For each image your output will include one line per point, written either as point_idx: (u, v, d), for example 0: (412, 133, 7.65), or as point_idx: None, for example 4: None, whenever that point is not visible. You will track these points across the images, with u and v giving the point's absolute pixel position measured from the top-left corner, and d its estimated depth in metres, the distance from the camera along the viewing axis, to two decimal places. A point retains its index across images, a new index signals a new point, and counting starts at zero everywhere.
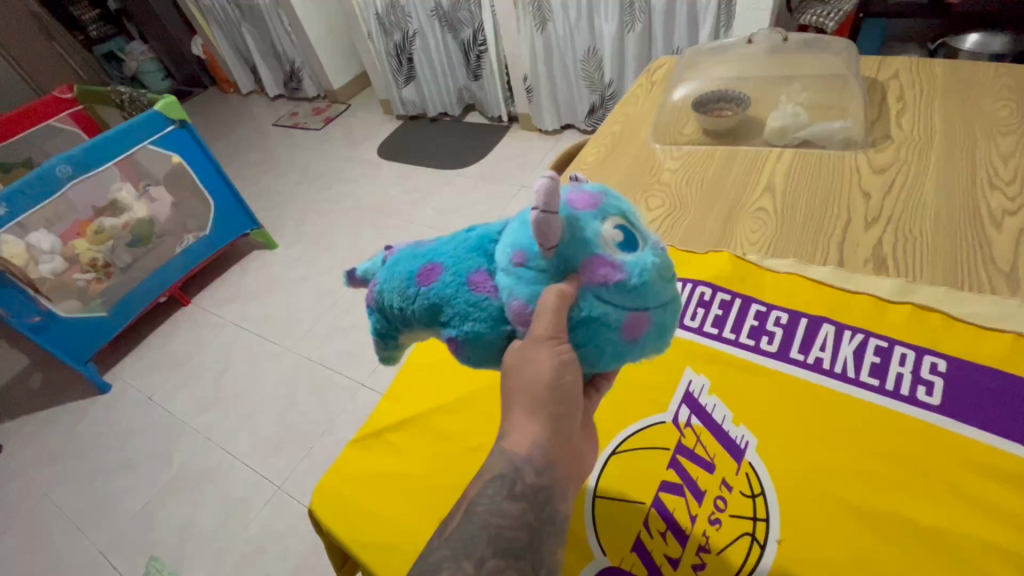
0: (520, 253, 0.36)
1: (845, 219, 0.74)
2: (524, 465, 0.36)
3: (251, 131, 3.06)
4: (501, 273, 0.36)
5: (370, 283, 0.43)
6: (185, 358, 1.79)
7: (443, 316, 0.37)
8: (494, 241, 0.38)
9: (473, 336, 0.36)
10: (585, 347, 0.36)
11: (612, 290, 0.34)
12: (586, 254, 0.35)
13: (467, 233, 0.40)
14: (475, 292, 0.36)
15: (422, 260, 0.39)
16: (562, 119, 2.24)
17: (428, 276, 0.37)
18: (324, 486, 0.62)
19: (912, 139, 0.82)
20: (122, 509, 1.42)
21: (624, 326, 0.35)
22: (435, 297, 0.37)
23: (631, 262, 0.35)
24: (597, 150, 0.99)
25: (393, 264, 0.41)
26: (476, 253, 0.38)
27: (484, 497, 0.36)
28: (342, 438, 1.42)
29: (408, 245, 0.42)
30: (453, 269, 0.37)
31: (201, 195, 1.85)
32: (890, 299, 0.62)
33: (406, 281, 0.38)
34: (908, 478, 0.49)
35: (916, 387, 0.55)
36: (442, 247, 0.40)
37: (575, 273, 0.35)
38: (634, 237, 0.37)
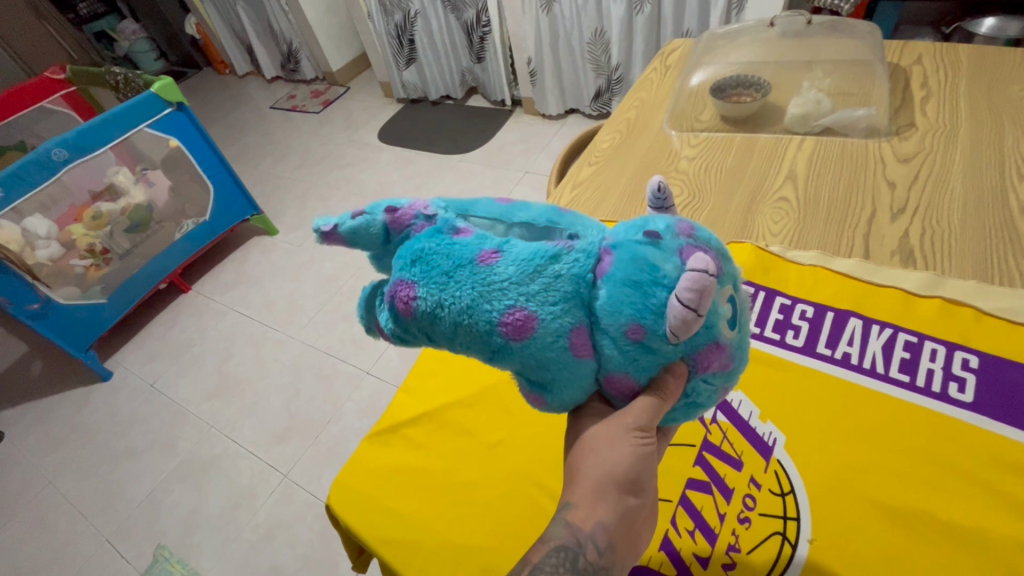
0: (638, 328, 0.31)
1: (870, 210, 0.72)
2: (587, 542, 0.34)
3: (248, 113, 3.00)
4: (608, 341, 0.32)
5: (410, 287, 0.34)
6: (186, 345, 1.78)
7: (532, 367, 0.33)
8: (589, 285, 0.32)
9: (563, 394, 0.34)
10: (672, 414, 0.37)
11: (717, 376, 0.34)
12: (707, 344, 0.32)
13: (550, 256, 0.33)
14: (576, 357, 0.32)
15: (501, 299, 0.32)
16: (567, 103, 2.21)
17: (520, 328, 0.32)
18: (340, 481, 0.61)
19: (937, 126, 0.80)
20: (128, 496, 1.41)
21: (712, 398, 0.37)
22: (531, 354, 0.32)
23: (737, 346, 0.34)
24: (611, 137, 0.97)
25: (453, 285, 0.32)
26: (574, 304, 0.32)
27: (547, 565, 0.35)
28: (348, 426, 1.42)
29: (464, 251, 0.33)
30: (551, 324, 0.31)
31: (200, 180, 1.82)
32: (917, 293, 0.61)
33: (486, 323, 0.32)
34: (941, 478, 0.48)
35: (947, 383, 0.54)
36: (520, 277, 0.32)
37: (689, 358, 0.33)
38: (738, 309, 0.35)
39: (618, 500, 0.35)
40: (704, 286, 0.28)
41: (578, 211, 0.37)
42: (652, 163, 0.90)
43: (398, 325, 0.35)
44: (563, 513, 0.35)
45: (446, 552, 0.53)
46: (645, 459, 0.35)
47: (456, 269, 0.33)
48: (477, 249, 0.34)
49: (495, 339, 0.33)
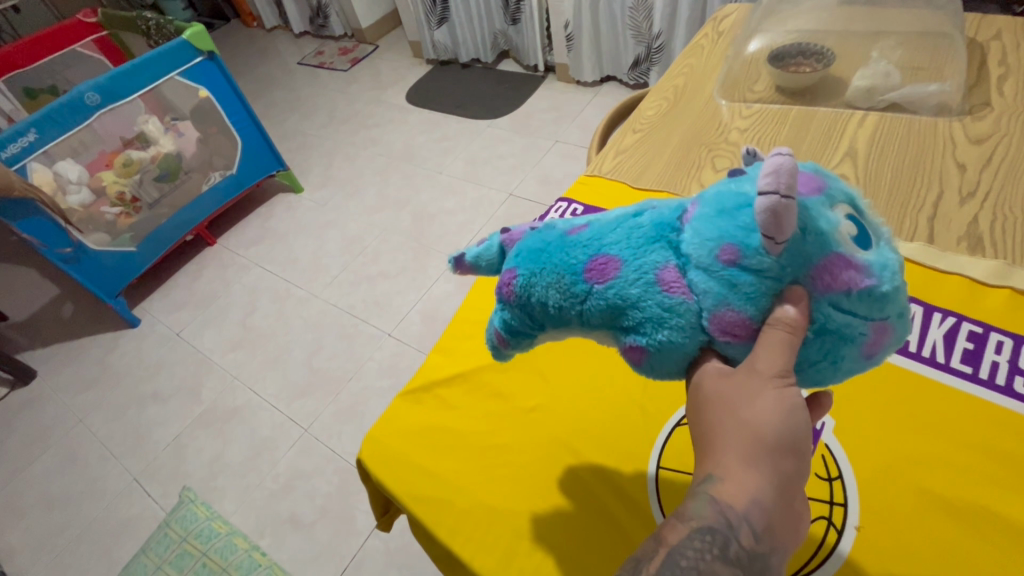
0: (730, 247, 0.30)
1: (936, 192, 0.68)
2: (742, 524, 0.29)
3: (275, 68, 2.96)
4: (700, 273, 0.30)
5: (507, 272, 0.36)
6: (211, 297, 1.80)
7: (626, 318, 0.32)
8: (675, 229, 0.33)
9: (669, 346, 0.31)
10: (808, 358, 0.31)
11: (854, 297, 0.29)
12: (822, 253, 0.29)
13: (633, 218, 0.35)
14: (670, 295, 0.31)
15: (586, 252, 0.33)
16: (602, 71, 2.13)
17: (604, 272, 0.32)
18: (374, 435, 0.61)
19: (1014, 107, 0.75)
20: (154, 439, 1.46)
21: (867, 335, 0.30)
22: (617, 297, 0.32)
23: (875, 262, 0.30)
24: (658, 104, 0.92)
25: (542, 253, 0.35)
26: (658, 246, 0.32)
27: (691, 550, 0.30)
28: (369, 385, 1.43)
29: (553, 229, 0.36)
30: (636, 267, 0.32)
31: (228, 132, 1.81)
32: (986, 282, 0.58)
33: (571, 276, 0.33)
34: (1001, 473, 0.46)
35: (1013, 376, 0.51)
36: (604, 234, 0.34)
37: (803, 279, 0.29)
38: (860, 229, 0.31)
39: (773, 467, 0.30)
40: (782, 167, 0.27)
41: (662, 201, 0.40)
42: (700, 133, 0.85)
43: (501, 313, 0.37)
44: (708, 488, 0.30)
45: (478, 514, 0.52)
46: (797, 417, 0.30)
47: (546, 241, 0.35)
48: (565, 225, 0.37)
49: (581, 289, 0.33)
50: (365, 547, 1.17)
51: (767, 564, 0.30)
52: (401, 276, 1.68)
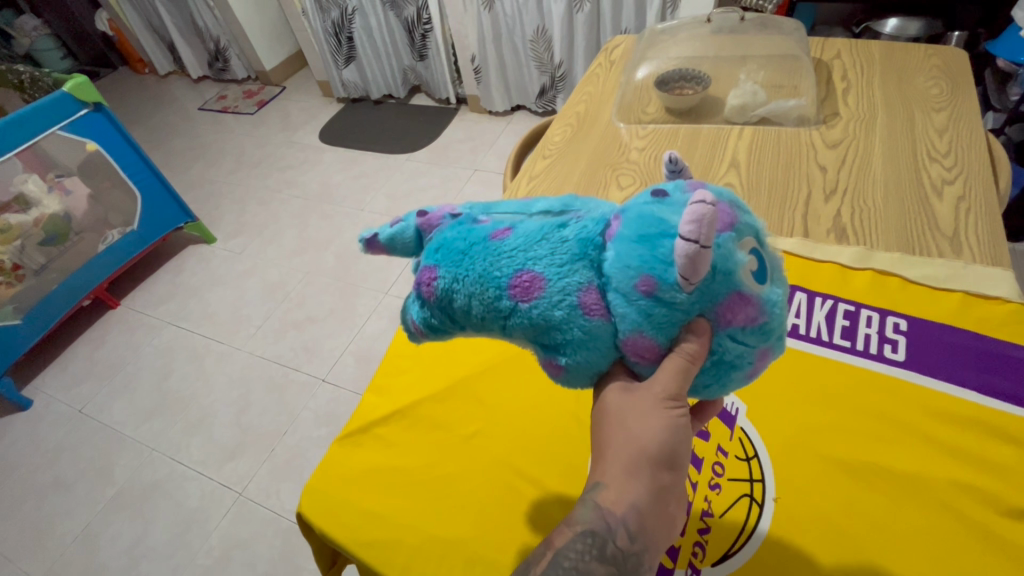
0: (648, 279, 0.32)
1: (806, 192, 0.78)
2: (617, 528, 0.33)
3: (173, 115, 2.82)
4: (620, 298, 0.32)
5: (429, 272, 0.36)
6: (118, 364, 1.65)
7: (550, 334, 0.34)
8: (598, 248, 0.34)
9: (585, 364, 0.34)
10: (704, 380, 0.36)
11: (748, 332, 0.33)
12: (728, 292, 0.32)
13: (560, 229, 0.35)
14: (589, 317, 0.33)
15: (512, 264, 0.34)
16: (512, 100, 2.22)
17: (528, 289, 0.33)
18: (312, 485, 0.59)
19: (858, 114, 0.88)
20: (59, 533, 1.29)
21: (750, 361, 0.35)
22: (541, 316, 0.33)
23: (768, 298, 0.33)
24: (563, 130, 0.99)
25: (469, 259, 0.35)
26: (581, 264, 0.34)
27: (572, 551, 0.34)
28: (306, 436, 1.36)
29: (479, 231, 0.36)
30: (561, 284, 0.33)
31: (124, 186, 1.69)
32: (852, 266, 0.67)
33: (495, 290, 0.34)
34: (883, 430, 0.53)
35: (882, 345, 0.59)
36: (531, 246, 0.34)
37: (710, 313, 0.32)
38: (762, 262, 0.34)
39: (652, 477, 0.34)
40: (705, 216, 0.29)
41: (588, 197, 0.40)
42: (603, 155, 0.92)
43: (423, 312, 0.37)
44: (593, 495, 0.34)
45: (429, 547, 0.52)
46: (678, 434, 0.35)
47: (473, 246, 0.35)
48: (492, 228, 0.36)
49: (505, 304, 0.34)
50: None
51: (642, 563, 0.34)
52: (330, 318, 1.63)
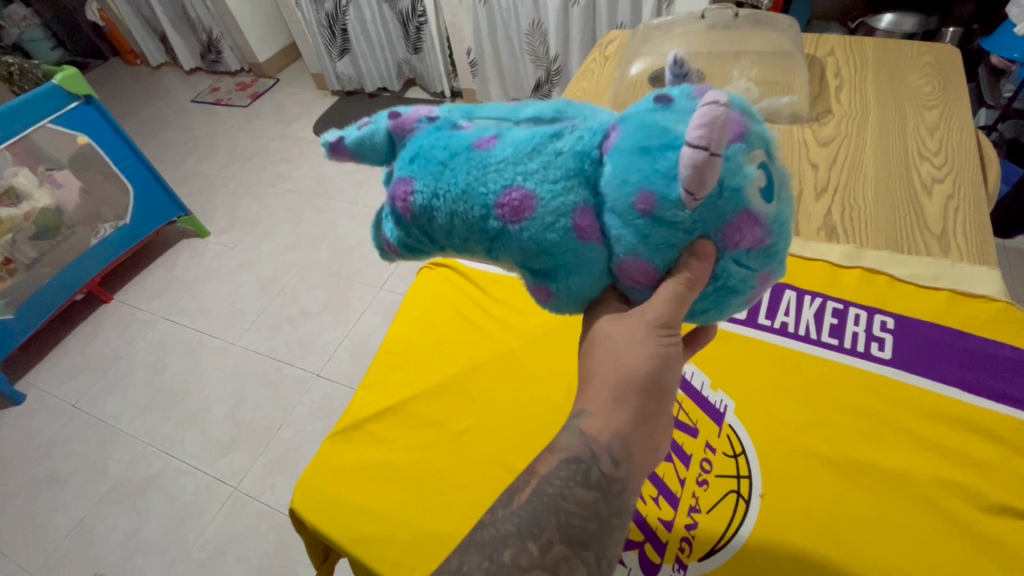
0: (647, 196, 0.29)
1: (797, 190, 0.78)
2: (602, 451, 0.34)
3: (166, 108, 2.79)
4: (615, 218, 0.31)
5: (410, 185, 0.34)
6: (112, 358, 1.64)
7: (539, 257, 0.33)
8: (593, 162, 0.32)
9: (576, 289, 0.34)
10: (702, 307, 0.35)
11: (752, 254, 0.31)
12: (734, 211, 0.29)
13: (551, 140, 0.33)
14: (582, 241, 0.32)
15: (501, 180, 0.32)
16: (507, 94, 2.21)
17: (518, 210, 0.32)
18: (303, 482, 0.59)
19: (850, 112, 0.88)
20: (53, 527, 1.30)
21: (751, 286, 0.33)
22: (531, 238, 0.32)
23: (775, 216, 0.31)
24: None
25: (457, 172, 0.33)
26: (577, 182, 0.32)
27: (557, 478, 0.34)
28: (301, 431, 1.36)
29: (463, 143, 0.34)
30: (554, 204, 0.31)
31: (116, 179, 1.68)
32: (841, 264, 0.67)
33: (482, 208, 0.33)
34: (868, 426, 0.53)
35: (870, 343, 0.60)
36: (522, 161, 0.32)
37: (714, 234, 0.30)
38: (772, 176, 0.31)
39: (637, 404, 0.34)
40: (715, 121, 0.26)
41: (585, 104, 0.38)
42: None
43: (404, 230, 0.36)
44: (578, 422, 0.35)
45: (420, 543, 0.53)
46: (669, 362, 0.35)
47: (460, 157, 0.33)
48: (476, 139, 0.34)
49: (492, 225, 0.33)
50: None
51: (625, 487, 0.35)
52: (324, 313, 1.63)
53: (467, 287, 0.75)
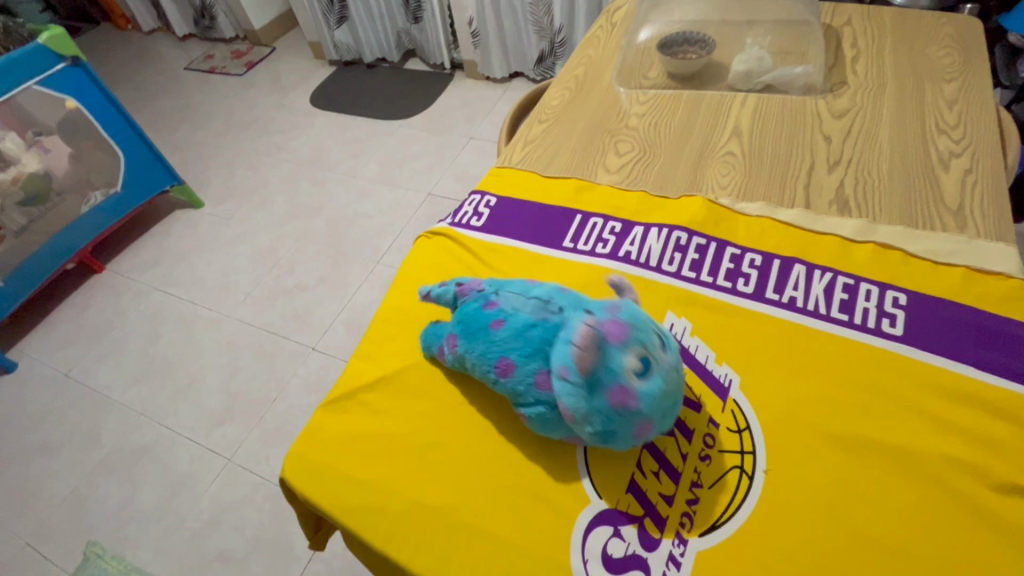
0: (563, 370, 0.43)
1: (809, 163, 0.75)
2: None
3: (158, 75, 2.72)
4: (554, 381, 0.44)
5: (453, 339, 0.54)
6: (104, 328, 1.62)
7: (519, 398, 0.48)
8: (550, 343, 0.46)
9: (544, 420, 0.47)
10: (612, 441, 0.45)
11: (624, 410, 0.42)
12: (613, 385, 0.42)
13: (531, 325, 0.47)
14: (541, 391, 0.45)
15: (495, 351, 0.48)
16: (510, 66, 2.15)
17: (505, 370, 0.47)
18: (294, 452, 0.58)
19: (867, 84, 0.84)
20: (47, 494, 1.29)
21: (636, 432, 0.44)
22: (513, 388, 0.47)
23: (643, 390, 0.42)
24: (561, 94, 0.95)
25: (474, 338, 0.50)
26: (537, 358, 0.46)
27: None
28: (296, 403, 1.35)
29: (485, 316, 0.51)
30: (522, 371, 0.46)
31: (106, 146, 1.63)
32: (853, 239, 0.65)
33: (488, 367, 0.49)
34: (877, 404, 0.52)
35: (880, 319, 0.58)
36: (509, 337, 0.48)
37: (608, 398, 0.42)
38: (650, 364, 0.43)
39: None
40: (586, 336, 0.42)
41: (576, 291, 0.50)
42: (602, 120, 0.89)
43: (455, 362, 0.55)
44: None
45: (412, 514, 0.51)
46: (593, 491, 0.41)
47: (477, 328, 0.51)
48: (493, 317, 0.50)
49: (492, 374, 0.49)
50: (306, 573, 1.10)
51: None
52: (320, 286, 1.60)
53: (464, 255, 0.73)
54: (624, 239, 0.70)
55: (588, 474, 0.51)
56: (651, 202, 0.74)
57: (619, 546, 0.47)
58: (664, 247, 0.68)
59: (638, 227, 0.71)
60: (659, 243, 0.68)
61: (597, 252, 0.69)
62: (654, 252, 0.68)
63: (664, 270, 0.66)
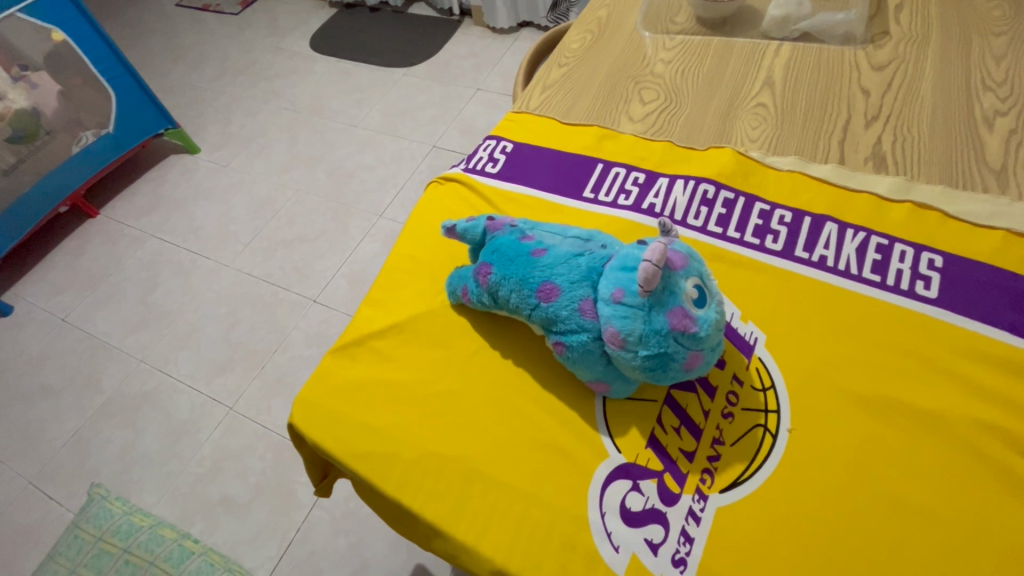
0: (620, 291, 0.44)
1: (845, 117, 0.71)
2: None
3: (147, 12, 2.57)
4: (604, 304, 0.44)
5: (486, 268, 0.52)
6: (100, 274, 1.59)
7: (556, 325, 0.47)
8: (600, 272, 0.47)
9: (578, 347, 0.46)
10: (657, 372, 0.44)
11: (684, 336, 0.42)
12: (673, 306, 0.42)
13: (579, 255, 0.48)
14: (584, 316, 0.46)
15: (538, 276, 0.48)
16: (519, 15, 2.02)
17: (548, 294, 0.47)
18: (303, 397, 0.56)
19: (910, 35, 0.79)
20: (48, 437, 1.29)
21: (686, 362, 0.43)
22: (553, 312, 0.47)
23: (703, 317, 0.43)
24: (582, 37, 0.89)
25: (513, 265, 0.50)
26: (586, 283, 0.46)
27: None
28: (297, 355, 1.34)
29: (526, 246, 0.50)
30: (568, 294, 0.46)
31: (97, 84, 1.56)
32: (889, 197, 0.62)
33: (528, 291, 0.48)
34: (907, 365, 0.50)
35: (914, 281, 0.55)
36: (556, 263, 0.48)
37: (665, 320, 0.42)
38: (704, 294, 0.44)
39: None
40: (657, 250, 0.42)
41: (611, 236, 0.53)
42: (626, 66, 0.83)
43: (480, 295, 0.54)
44: None
45: (426, 463, 0.50)
46: None
47: (517, 256, 0.50)
48: (535, 246, 0.50)
49: (532, 299, 0.48)
50: (310, 519, 1.11)
51: None
52: (321, 239, 1.56)
53: (479, 202, 0.70)
54: (648, 190, 0.67)
55: (608, 431, 0.50)
56: (678, 153, 0.71)
57: (638, 500, 0.47)
58: (689, 201, 0.65)
59: (663, 178, 0.68)
60: (685, 196, 0.65)
61: (619, 204, 0.66)
62: (679, 204, 0.65)
63: (688, 225, 0.63)
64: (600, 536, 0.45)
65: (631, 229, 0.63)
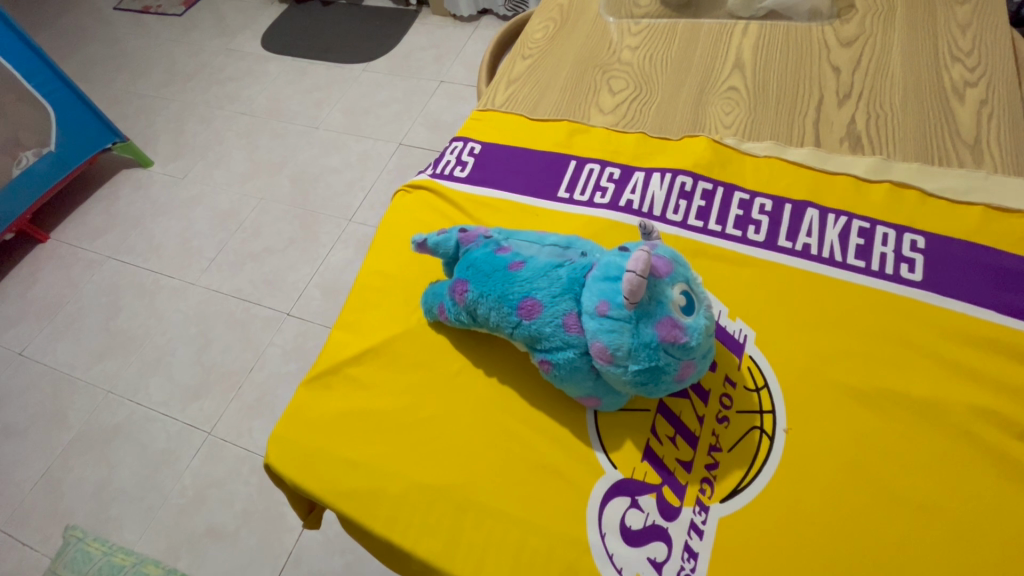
0: (605, 303, 0.41)
1: (817, 97, 0.70)
2: None
3: (84, 16, 2.42)
4: (588, 317, 0.42)
5: (462, 285, 0.49)
6: (57, 303, 1.50)
7: (540, 342, 0.45)
8: (583, 283, 0.44)
9: (565, 364, 0.44)
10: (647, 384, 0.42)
11: (674, 347, 0.40)
12: (660, 315, 0.40)
13: (558, 267, 0.46)
14: (569, 331, 0.43)
15: (517, 292, 0.45)
16: (478, 3, 1.95)
17: (530, 311, 0.44)
18: (280, 434, 0.53)
19: (877, 7, 0.77)
20: (16, 480, 1.23)
21: (677, 372, 0.42)
22: (536, 329, 0.44)
23: (692, 325, 0.41)
24: (545, 26, 0.85)
25: (490, 282, 0.47)
26: (568, 297, 0.44)
27: None
28: (274, 373, 1.29)
29: (502, 260, 0.47)
30: (550, 310, 0.44)
31: (32, 99, 1.45)
32: (867, 178, 0.61)
33: (509, 309, 0.45)
34: (897, 353, 0.49)
35: (898, 265, 0.54)
36: (535, 277, 0.45)
37: (653, 331, 0.40)
38: (692, 300, 0.42)
39: None
40: (642, 259, 0.39)
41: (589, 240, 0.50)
42: (592, 55, 0.80)
43: (458, 313, 0.51)
44: None
45: (414, 496, 0.48)
46: None
47: (493, 271, 0.47)
48: (512, 259, 0.47)
49: (513, 316, 0.45)
50: (302, 542, 1.08)
51: None
52: (289, 249, 1.50)
53: (450, 211, 0.66)
54: (624, 186, 0.65)
55: (602, 448, 0.48)
56: (652, 145, 0.68)
57: (638, 517, 0.45)
58: (667, 195, 0.63)
59: (638, 172, 0.66)
60: (661, 190, 0.63)
61: (595, 203, 0.64)
62: (657, 199, 0.63)
63: (668, 220, 0.61)
64: (602, 559, 0.44)
65: (610, 230, 0.61)
